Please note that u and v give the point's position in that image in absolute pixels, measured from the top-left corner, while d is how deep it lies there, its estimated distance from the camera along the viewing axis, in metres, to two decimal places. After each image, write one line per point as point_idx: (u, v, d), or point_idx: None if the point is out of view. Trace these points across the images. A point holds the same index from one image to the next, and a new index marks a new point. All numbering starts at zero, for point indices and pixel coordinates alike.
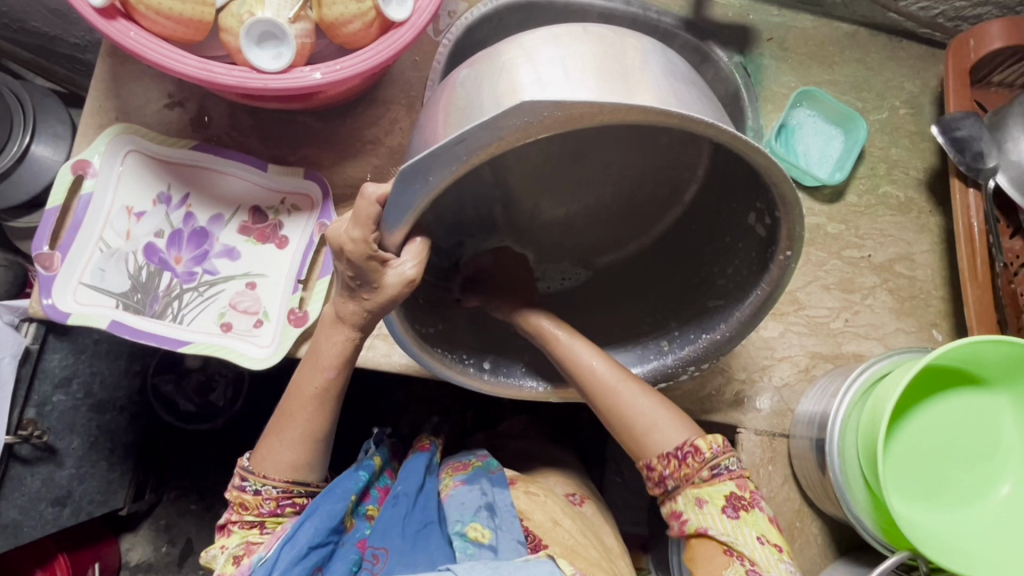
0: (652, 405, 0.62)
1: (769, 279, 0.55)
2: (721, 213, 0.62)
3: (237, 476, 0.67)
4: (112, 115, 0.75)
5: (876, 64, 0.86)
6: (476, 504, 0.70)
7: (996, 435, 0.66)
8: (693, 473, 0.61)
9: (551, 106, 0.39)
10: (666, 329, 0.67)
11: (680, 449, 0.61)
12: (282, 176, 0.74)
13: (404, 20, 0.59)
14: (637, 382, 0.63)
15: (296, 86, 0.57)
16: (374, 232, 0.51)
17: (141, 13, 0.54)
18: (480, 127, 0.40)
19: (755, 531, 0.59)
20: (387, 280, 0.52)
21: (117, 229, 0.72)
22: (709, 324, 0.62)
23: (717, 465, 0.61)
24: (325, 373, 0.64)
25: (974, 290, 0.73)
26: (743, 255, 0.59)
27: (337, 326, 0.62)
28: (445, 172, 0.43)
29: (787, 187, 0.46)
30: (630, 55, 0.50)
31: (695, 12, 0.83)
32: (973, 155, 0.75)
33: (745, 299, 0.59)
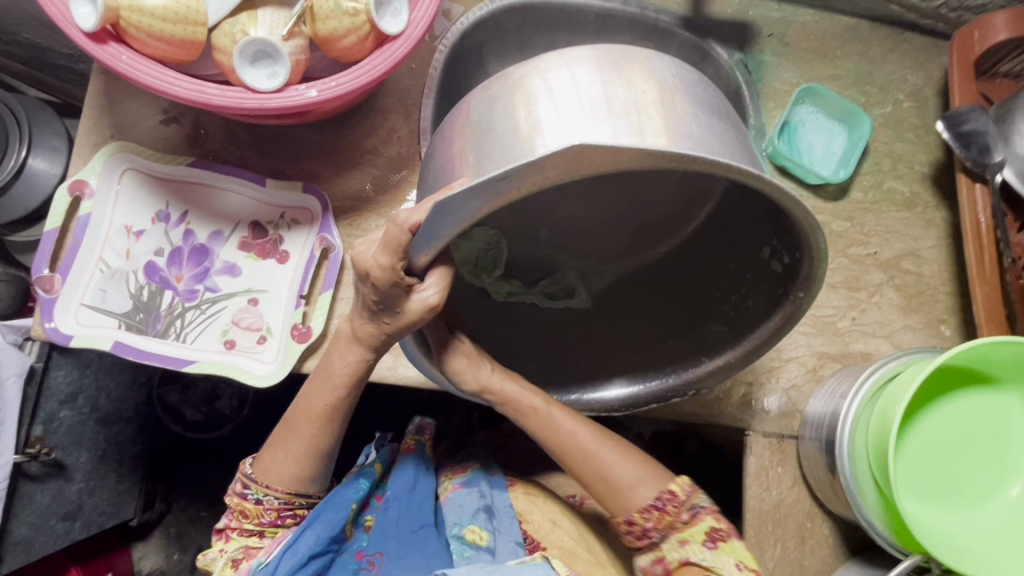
0: (630, 465, 0.64)
1: (781, 314, 0.55)
2: (732, 242, 0.62)
3: (238, 484, 0.67)
4: (106, 132, 0.74)
5: (878, 57, 0.84)
6: (474, 507, 0.70)
7: (1007, 436, 0.65)
8: (675, 519, 0.63)
9: (605, 149, 0.37)
10: (667, 347, 0.66)
11: (658, 499, 0.62)
12: (280, 191, 0.73)
13: (399, 33, 0.58)
14: (614, 442, 0.65)
15: (291, 105, 0.56)
16: (402, 259, 0.48)
17: (133, 36, 0.54)
18: (528, 166, 0.38)
19: (733, 559, 0.60)
20: (410, 305, 0.51)
21: (117, 249, 0.71)
22: (712, 349, 0.62)
23: (693, 505, 0.63)
24: (336, 391, 0.62)
25: (983, 288, 0.72)
26: (752, 285, 0.59)
27: (352, 347, 0.60)
28: (481, 205, 0.41)
29: (818, 233, 0.46)
30: (646, 82, 0.49)
31: (694, 9, 0.82)
32: (978, 149, 0.74)
33: (757, 326, 0.58)
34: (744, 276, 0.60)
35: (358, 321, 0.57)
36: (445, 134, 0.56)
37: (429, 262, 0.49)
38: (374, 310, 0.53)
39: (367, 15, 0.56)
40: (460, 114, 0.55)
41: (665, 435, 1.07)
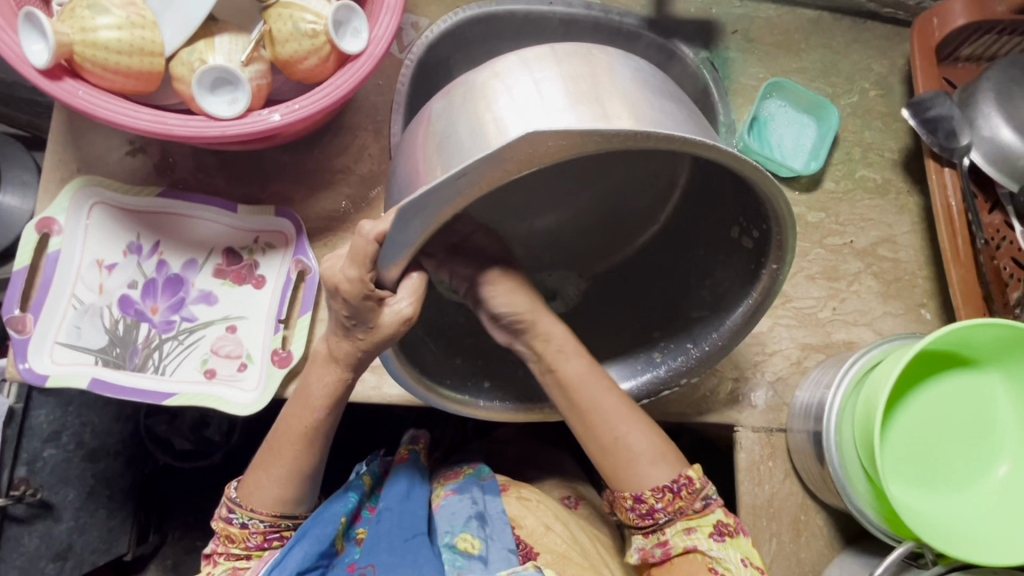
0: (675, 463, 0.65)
1: (759, 291, 0.55)
2: (705, 227, 0.62)
3: (224, 508, 0.66)
4: (73, 167, 0.73)
5: (842, 47, 0.85)
6: (467, 514, 0.69)
7: (992, 418, 0.66)
8: (687, 505, 0.60)
9: (560, 135, 0.38)
10: (652, 339, 0.66)
11: (674, 481, 0.60)
12: (252, 216, 0.73)
13: (360, 52, 0.58)
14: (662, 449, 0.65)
15: (255, 130, 0.56)
16: (371, 270, 0.49)
17: (88, 70, 0.53)
18: (483, 161, 0.39)
19: (740, 554, 0.58)
20: (384, 319, 0.51)
21: (89, 284, 0.70)
22: (697, 334, 0.62)
23: (706, 495, 0.60)
24: (314, 412, 0.63)
25: (958, 270, 0.73)
26: (728, 271, 0.59)
27: (331, 365, 0.61)
28: (445, 205, 0.42)
29: (782, 204, 0.47)
30: (603, 74, 0.49)
31: (657, 10, 0.83)
32: (945, 134, 0.74)
33: (735, 307, 0.58)
34: (716, 258, 0.61)
35: (336, 339, 0.58)
36: (405, 146, 0.56)
37: (398, 273, 0.50)
38: (349, 327, 0.54)
39: (327, 36, 0.56)
40: (420, 123, 0.55)
41: None
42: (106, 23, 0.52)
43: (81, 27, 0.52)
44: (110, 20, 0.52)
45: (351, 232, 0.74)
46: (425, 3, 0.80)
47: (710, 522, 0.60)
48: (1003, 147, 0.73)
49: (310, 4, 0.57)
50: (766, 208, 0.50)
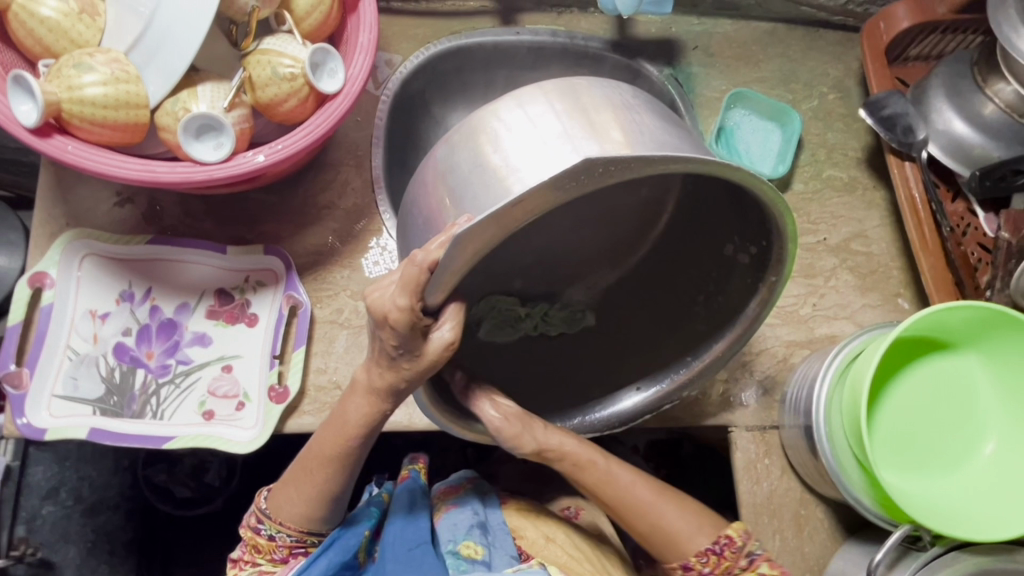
0: (687, 515, 0.63)
1: (757, 301, 0.58)
2: (698, 244, 0.64)
3: (253, 517, 0.66)
4: (61, 221, 0.75)
5: (798, 56, 0.89)
6: (468, 524, 0.71)
7: (974, 400, 0.68)
8: (732, 565, 0.63)
9: (604, 162, 0.40)
10: (661, 355, 0.68)
11: (715, 543, 0.63)
12: (242, 256, 0.74)
13: (338, 91, 0.60)
14: (675, 497, 0.65)
15: (241, 172, 0.58)
16: (419, 299, 0.48)
17: (76, 126, 0.54)
18: (537, 188, 0.40)
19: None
20: (428, 345, 0.51)
21: (83, 335, 0.71)
22: (698, 349, 0.65)
23: (750, 551, 0.63)
24: (349, 440, 0.61)
25: (927, 258, 0.76)
26: (728, 288, 0.61)
27: (368, 396, 0.59)
28: (498, 231, 0.42)
29: (782, 218, 0.49)
30: (598, 104, 0.51)
31: (620, 33, 0.86)
32: (903, 130, 0.78)
33: (735, 318, 0.61)
34: (710, 273, 0.63)
35: (376, 369, 0.56)
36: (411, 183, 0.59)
37: (444, 301, 0.49)
38: (392, 356, 0.52)
39: (304, 78, 0.59)
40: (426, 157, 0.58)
41: (658, 444, 1.08)
42: (91, 80, 0.53)
43: (68, 86, 0.53)
44: (95, 77, 0.54)
45: (340, 265, 0.76)
46: (397, 40, 0.84)
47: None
48: (957, 139, 0.76)
49: (287, 48, 0.59)
50: (767, 227, 0.53)
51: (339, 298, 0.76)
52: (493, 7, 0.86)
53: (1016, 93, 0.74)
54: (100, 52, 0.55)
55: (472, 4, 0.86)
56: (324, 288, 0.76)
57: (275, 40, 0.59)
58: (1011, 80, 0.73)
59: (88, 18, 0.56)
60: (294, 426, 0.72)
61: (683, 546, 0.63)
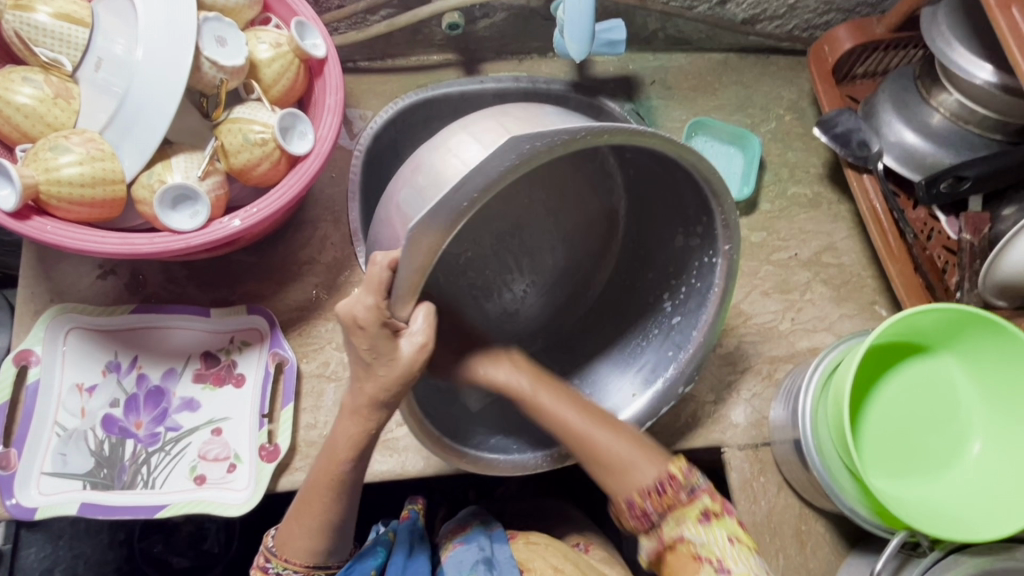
0: (620, 442, 0.58)
1: (721, 274, 0.61)
2: (658, 244, 0.71)
3: (262, 555, 0.66)
4: (46, 298, 0.75)
5: (752, 82, 0.93)
6: (474, 560, 0.71)
7: (957, 403, 0.69)
8: (675, 499, 0.56)
9: (529, 138, 0.45)
10: (640, 349, 0.72)
11: (658, 480, 0.56)
12: (225, 317, 0.75)
13: (308, 152, 0.63)
14: (608, 423, 0.60)
15: (218, 237, 0.60)
16: (386, 300, 0.51)
17: (54, 206, 0.56)
18: (474, 170, 0.45)
19: (727, 532, 0.55)
20: (402, 350, 0.53)
21: (71, 410, 0.71)
22: (681, 339, 0.67)
23: (693, 485, 0.57)
24: (341, 466, 0.60)
25: (895, 266, 0.78)
26: (699, 274, 0.65)
27: (354, 415, 0.58)
28: (445, 223, 0.46)
29: (716, 180, 0.54)
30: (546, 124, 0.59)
31: (579, 74, 0.90)
32: (857, 145, 0.81)
33: (706, 300, 0.63)
34: (669, 266, 0.69)
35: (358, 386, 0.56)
36: (380, 220, 0.65)
37: (411, 307, 0.52)
38: (366, 362, 0.53)
39: (275, 141, 0.61)
40: (390, 210, 0.64)
41: None
42: (67, 160, 0.55)
43: (45, 168, 0.55)
44: (71, 157, 0.55)
45: (324, 318, 0.77)
46: (366, 97, 0.87)
47: (699, 511, 0.56)
48: (910, 150, 0.79)
49: (257, 115, 0.62)
50: (704, 199, 0.58)
51: (325, 351, 0.76)
52: (456, 59, 0.90)
53: (959, 103, 0.77)
54: (75, 134, 0.57)
55: (436, 58, 0.90)
56: (310, 342, 0.77)
57: (244, 108, 0.62)
58: (953, 91, 0.76)
59: (63, 102, 0.58)
60: (286, 484, 0.71)
61: (631, 475, 0.57)
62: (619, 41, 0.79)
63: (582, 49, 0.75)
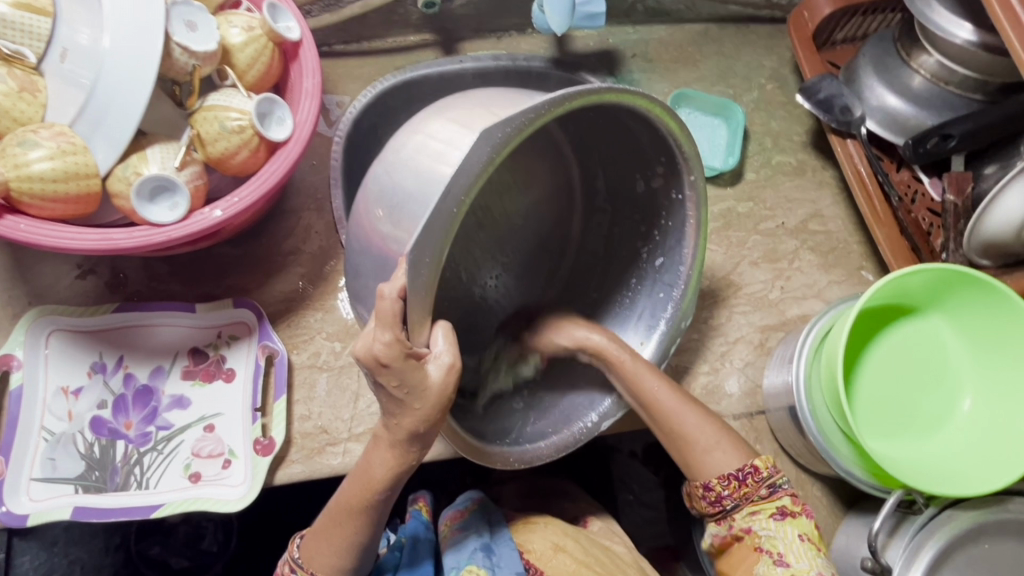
0: (706, 427, 0.67)
1: (692, 206, 0.62)
2: (622, 195, 0.72)
3: (287, 567, 0.65)
4: (23, 300, 0.73)
5: (733, 52, 0.93)
6: (472, 547, 0.72)
7: (944, 360, 0.70)
8: (752, 492, 0.66)
9: (500, 127, 0.46)
10: (631, 308, 0.72)
11: (739, 470, 0.66)
12: (211, 311, 0.73)
13: (288, 137, 0.61)
14: (695, 407, 0.68)
15: (199, 228, 0.58)
16: (403, 330, 0.50)
17: (26, 203, 0.55)
18: (457, 174, 0.45)
19: (797, 530, 0.64)
20: (431, 376, 0.52)
21: (57, 413, 0.70)
22: (667, 282, 0.68)
23: (773, 483, 0.66)
24: (374, 494, 0.59)
25: (881, 231, 0.79)
26: (669, 213, 0.65)
27: (393, 448, 0.57)
28: (440, 233, 0.46)
29: (666, 114, 0.55)
30: (500, 101, 0.59)
31: (560, 50, 0.89)
32: (840, 110, 0.81)
33: (683, 233, 0.64)
34: (639, 215, 0.70)
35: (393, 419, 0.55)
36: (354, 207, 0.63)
37: (427, 330, 0.52)
38: (398, 398, 0.52)
39: (253, 128, 0.60)
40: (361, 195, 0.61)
41: (655, 445, 1.09)
42: (37, 155, 0.53)
43: (14, 164, 0.53)
44: (41, 152, 0.53)
45: (313, 308, 0.76)
46: (343, 82, 0.85)
47: (777, 507, 0.65)
48: (893, 113, 0.79)
49: (232, 102, 0.60)
50: (661, 137, 0.59)
51: (315, 341, 0.75)
52: (434, 39, 0.88)
53: (940, 64, 0.77)
54: (44, 127, 0.55)
55: (413, 39, 0.88)
56: (299, 333, 0.76)
57: (220, 95, 0.60)
58: (934, 51, 0.76)
59: (28, 95, 0.56)
60: (283, 477, 0.71)
61: (707, 457, 0.67)
62: (600, 13, 0.77)
63: (563, 20, 0.75)
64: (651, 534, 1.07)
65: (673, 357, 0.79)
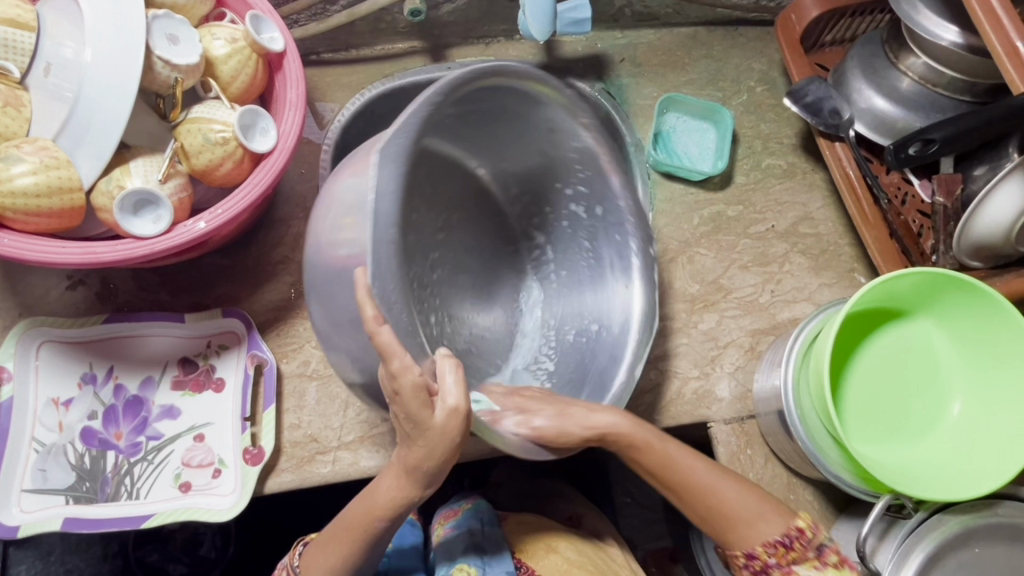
0: (751, 498, 0.63)
1: (597, 143, 0.67)
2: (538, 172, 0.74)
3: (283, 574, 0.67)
4: (14, 312, 0.74)
5: (722, 55, 0.93)
6: (463, 545, 0.72)
7: (934, 362, 0.70)
8: (800, 556, 0.62)
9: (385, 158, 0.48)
10: (604, 269, 0.74)
11: (785, 535, 0.62)
12: (200, 321, 0.74)
13: (271, 149, 0.62)
14: (732, 478, 0.64)
15: (183, 240, 0.58)
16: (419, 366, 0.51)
17: (10, 217, 0.55)
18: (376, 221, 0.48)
19: None
20: (436, 417, 0.52)
21: (47, 425, 0.70)
22: (617, 224, 0.71)
23: (819, 543, 0.62)
24: (376, 522, 0.60)
25: (870, 232, 0.79)
26: (583, 164, 0.70)
27: (403, 478, 0.57)
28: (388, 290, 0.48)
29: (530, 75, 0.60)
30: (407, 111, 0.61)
31: (548, 55, 0.89)
32: (828, 113, 0.81)
33: (607, 174, 0.69)
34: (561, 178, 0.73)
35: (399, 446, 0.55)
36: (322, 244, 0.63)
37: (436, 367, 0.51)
38: (406, 432, 0.53)
39: (236, 140, 0.60)
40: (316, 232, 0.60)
41: None
42: (21, 170, 0.53)
43: None
44: (24, 167, 0.53)
45: (303, 317, 0.77)
46: (332, 90, 0.85)
47: (823, 563, 0.61)
48: (881, 115, 0.79)
49: (216, 114, 0.60)
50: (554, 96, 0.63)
51: (305, 350, 0.76)
52: (422, 46, 0.88)
53: (926, 66, 0.77)
54: (28, 142, 0.55)
55: (401, 46, 0.88)
56: (288, 342, 0.76)
57: (204, 108, 0.60)
58: (921, 54, 0.77)
59: (12, 110, 0.56)
60: (273, 486, 0.71)
61: (753, 530, 0.62)
62: (586, 19, 0.77)
63: (544, 30, 0.75)
64: (649, 538, 1.06)
65: (663, 362, 0.79)
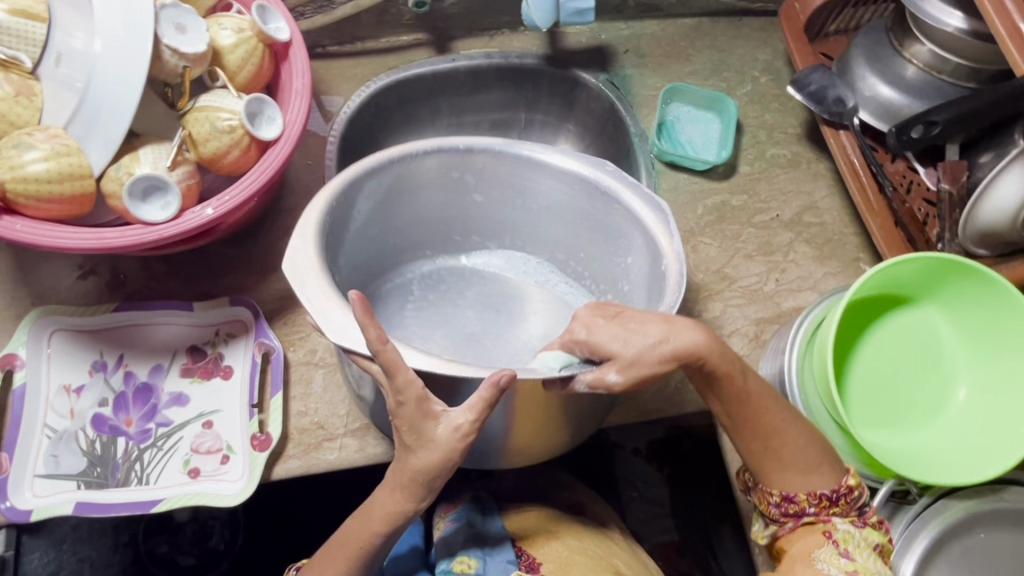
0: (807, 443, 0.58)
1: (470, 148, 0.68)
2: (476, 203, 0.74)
3: None
4: (26, 301, 0.75)
5: (725, 46, 0.93)
6: (463, 537, 0.73)
7: (937, 348, 0.70)
8: (843, 508, 0.59)
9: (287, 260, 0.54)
10: (584, 208, 0.69)
11: (835, 490, 0.59)
12: (208, 310, 0.75)
13: (278, 137, 0.63)
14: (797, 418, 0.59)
15: (191, 226, 0.59)
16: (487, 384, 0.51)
17: (23, 203, 0.56)
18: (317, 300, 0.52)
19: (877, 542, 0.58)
20: (433, 430, 0.52)
21: (59, 411, 0.71)
22: (552, 173, 0.68)
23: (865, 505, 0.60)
24: (370, 537, 0.58)
25: (875, 221, 0.78)
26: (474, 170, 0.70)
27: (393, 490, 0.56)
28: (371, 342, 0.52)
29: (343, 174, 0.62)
30: None
31: (552, 46, 0.90)
32: (832, 102, 0.81)
33: (503, 155, 0.68)
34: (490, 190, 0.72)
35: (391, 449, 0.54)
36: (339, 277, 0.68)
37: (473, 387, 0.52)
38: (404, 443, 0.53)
39: (243, 128, 0.61)
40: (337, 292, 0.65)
41: (659, 442, 1.07)
42: (33, 157, 0.55)
43: (10, 166, 0.54)
44: (37, 153, 0.55)
45: None
46: (338, 82, 0.86)
47: (862, 520, 0.59)
48: (884, 103, 0.79)
49: (223, 103, 0.61)
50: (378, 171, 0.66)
51: (311, 339, 0.76)
52: (427, 39, 0.89)
53: (932, 53, 0.77)
54: (40, 130, 0.56)
55: (407, 38, 0.89)
56: (295, 330, 0.77)
57: (211, 97, 0.61)
58: (926, 41, 0.76)
59: (25, 99, 0.57)
60: (280, 472, 0.71)
61: (793, 474, 0.58)
62: (588, 9, 0.77)
63: (546, 17, 0.78)
64: (655, 530, 1.05)
65: None
